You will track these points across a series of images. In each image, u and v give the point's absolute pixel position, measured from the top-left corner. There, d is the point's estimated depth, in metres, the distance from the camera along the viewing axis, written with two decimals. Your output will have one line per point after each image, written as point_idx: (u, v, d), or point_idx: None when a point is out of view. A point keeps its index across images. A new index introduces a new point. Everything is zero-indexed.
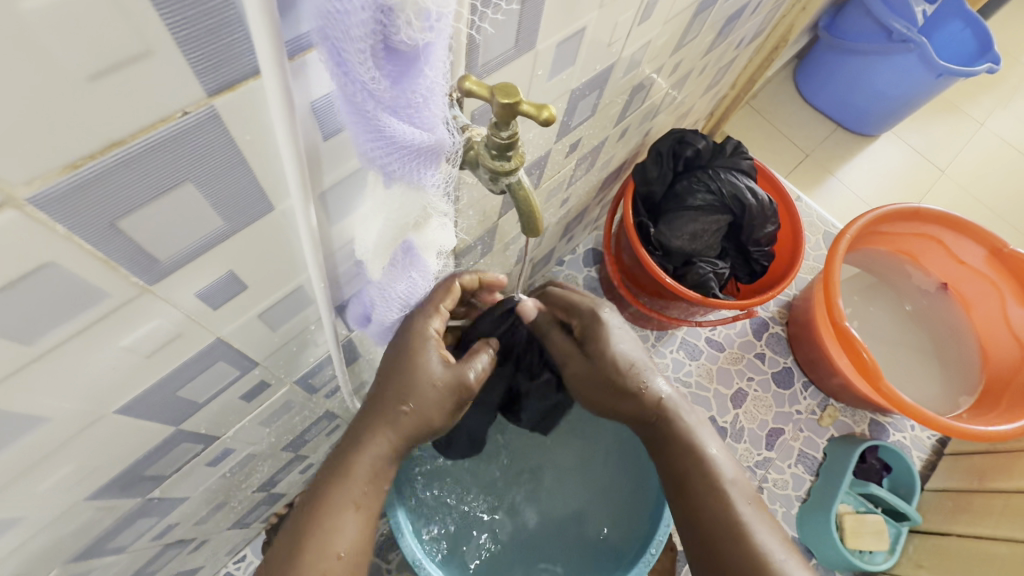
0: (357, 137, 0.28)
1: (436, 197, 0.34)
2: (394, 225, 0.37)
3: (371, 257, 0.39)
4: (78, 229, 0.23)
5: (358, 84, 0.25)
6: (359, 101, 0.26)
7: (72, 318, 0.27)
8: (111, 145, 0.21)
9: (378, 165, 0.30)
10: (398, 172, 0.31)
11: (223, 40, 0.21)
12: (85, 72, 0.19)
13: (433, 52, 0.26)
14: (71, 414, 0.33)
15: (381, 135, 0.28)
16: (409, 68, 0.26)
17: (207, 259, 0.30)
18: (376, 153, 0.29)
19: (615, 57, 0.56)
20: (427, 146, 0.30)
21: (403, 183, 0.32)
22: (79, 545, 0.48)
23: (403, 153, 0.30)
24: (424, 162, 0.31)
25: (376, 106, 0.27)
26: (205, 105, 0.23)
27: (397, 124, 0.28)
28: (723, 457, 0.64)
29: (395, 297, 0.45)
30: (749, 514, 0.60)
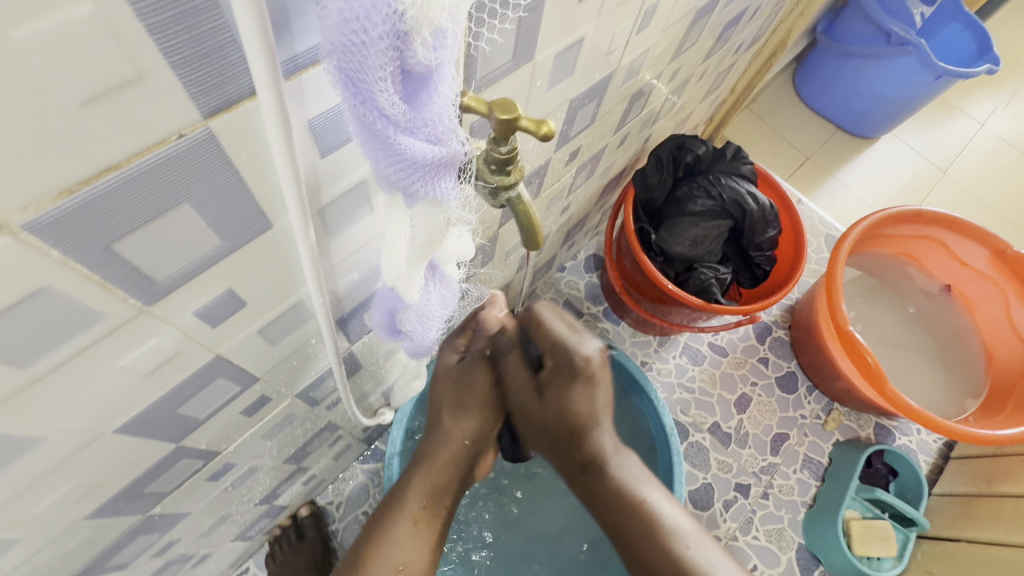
0: (377, 162, 0.28)
1: (456, 209, 0.32)
2: (421, 242, 0.34)
3: (403, 281, 0.38)
4: (73, 254, 0.23)
5: (376, 110, 0.25)
6: (377, 127, 0.25)
7: (69, 340, 0.26)
8: (106, 169, 0.21)
9: (399, 188, 0.29)
10: (421, 193, 0.30)
11: (217, 62, 0.21)
12: (78, 98, 0.19)
13: (445, 70, 0.26)
14: (69, 434, 0.32)
15: (400, 156, 0.27)
16: (423, 87, 0.26)
17: (205, 277, 0.30)
18: (397, 178, 0.29)
19: (615, 65, 0.56)
20: (448, 161, 0.29)
21: (427, 204, 0.31)
22: (81, 562, 0.48)
23: (424, 172, 0.29)
24: (445, 179, 0.30)
25: (394, 129, 0.26)
26: (202, 127, 0.23)
27: (415, 144, 0.27)
28: (669, 504, 0.65)
29: (430, 318, 0.45)
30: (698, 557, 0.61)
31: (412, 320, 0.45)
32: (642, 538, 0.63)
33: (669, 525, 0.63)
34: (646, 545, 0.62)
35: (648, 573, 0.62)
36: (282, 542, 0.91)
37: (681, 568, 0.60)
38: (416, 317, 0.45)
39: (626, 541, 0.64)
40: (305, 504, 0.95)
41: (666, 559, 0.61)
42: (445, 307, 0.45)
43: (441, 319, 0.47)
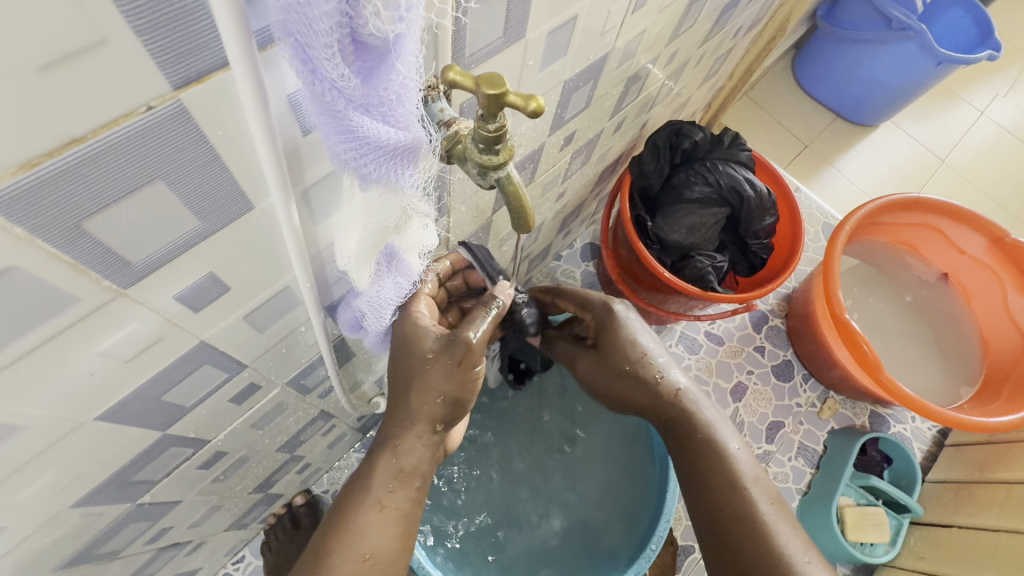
0: (328, 137, 0.27)
1: (415, 198, 0.32)
2: (375, 229, 0.34)
3: (353, 268, 0.37)
4: (40, 232, 0.22)
5: (326, 82, 0.24)
6: (327, 99, 0.24)
7: (40, 325, 0.25)
8: (71, 141, 0.20)
9: (352, 167, 0.29)
10: (374, 177, 0.29)
11: (185, 30, 0.20)
12: (33, 64, 0.18)
13: (406, 46, 0.25)
14: (48, 422, 0.32)
15: (353, 134, 0.26)
16: (382, 63, 0.25)
17: (186, 258, 0.29)
18: (349, 154, 0.28)
19: (609, 47, 0.55)
20: (408, 150, 0.29)
21: (381, 188, 0.30)
22: (71, 550, 0.47)
23: (379, 155, 0.28)
24: (404, 167, 0.30)
25: (347, 105, 0.25)
26: (172, 99, 0.22)
27: (369, 123, 0.26)
28: (745, 456, 0.57)
29: (383, 304, 0.45)
30: (772, 515, 0.54)
31: (366, 305, 0.44)
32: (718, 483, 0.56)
33: (744, 478, 0.56)
34: (720, 492, 0.56)
35: (716, 525, 0.55)
36: (277, 531, 0.91)
37: (753, 518, 0.53)
38: (370, 306, 0.44)
39: (696, 488, 0.58)
40: (300, 493, 0.95)
41: (738, 512, 0.54)
42: (398, 292, 0.44)
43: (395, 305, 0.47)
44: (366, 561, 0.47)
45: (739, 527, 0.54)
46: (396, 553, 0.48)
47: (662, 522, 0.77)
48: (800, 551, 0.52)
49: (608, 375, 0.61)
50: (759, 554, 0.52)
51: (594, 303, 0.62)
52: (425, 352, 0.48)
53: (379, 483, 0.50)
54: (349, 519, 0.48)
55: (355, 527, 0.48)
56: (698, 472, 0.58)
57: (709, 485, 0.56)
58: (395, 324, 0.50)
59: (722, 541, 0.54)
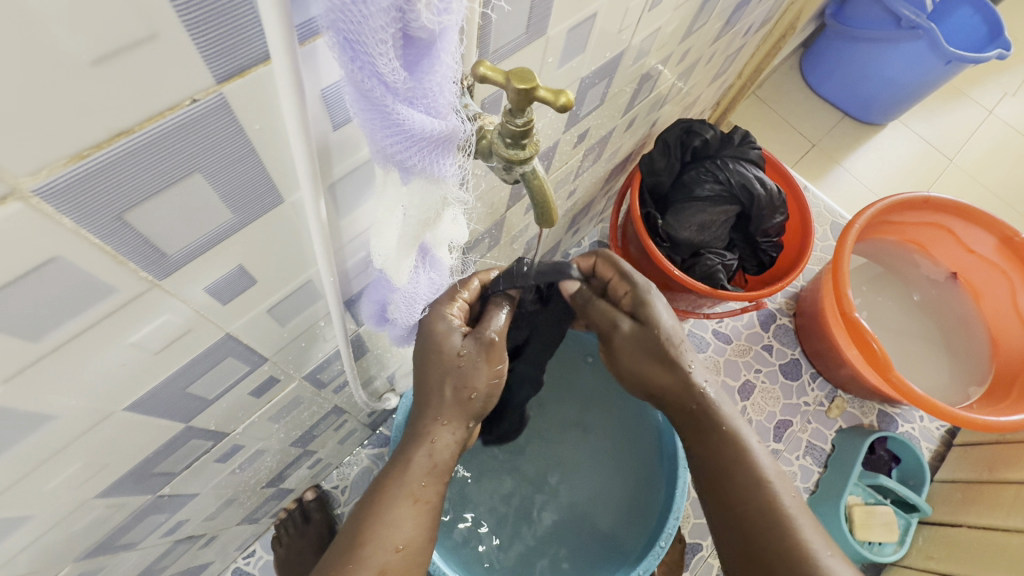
0: (373, 132, 0.27)
1: (455, 187, 0.32)
2: (415, 220, 0.34)
3: (392, 264, 0.38)
4: (85, 222, 0.22)
5: (374, 76, 0.24)
6: (374, 93, 0.25)
7: (78, 314, 0.26)
8: (118, 134, 0.21)
9: (395, 160, 0.29)
10: (416, 169, 0.30)
11: (232, 24, 0.20)
12: (88, 57, 0.18)
13: (448, 38, 0.25)
14: (80, 412, 0.32)
15: (398, 129, 0.27)
16: (425, 55, 0.26)
17: (217, 252, 0.30)
18: (393, 148, 0.28)
19: (625, 44, 0.55)
20: (448, 140, 0.29)
21: (424, 179, 0.31)
22: (91, 542, 0.48)
23: (422, 147, 0.28)
24: (444, 158, 0.30)
25: (392, 98, 0.26)
26: (215, 92, 0.22)
27: (414, 115, 0.27)
28: (765, 451, 0.58)
29: (416, 300, 0.46)
30: (795, 509, 0.54)
31: (401, 302, 0.45)
32: (734, 478, 0.56)
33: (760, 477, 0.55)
34: (735, 489, 0.56)
35: (729, 523, 0.55)
36: (288, 525, 0.92)
37: (776, 512, 0.53)
38: (403, 299, 0.45)
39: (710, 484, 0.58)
40: (310, 488, 0.96)
41: (761, 507, 0.54)
42: (432, 289, 0.46)
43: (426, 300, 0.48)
44: (398, 553, 0.47)
45: (762, 521, 0.53)
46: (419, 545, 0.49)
47: (671, 521, 0.77)
48: (823, 546, 0.52)
49: (648, 352, 0.61)
50: (783, 547, 0.52)
51: (634, 278, 0.62)
52: (455, 351, 0.52)
53: (395, 478, 0.50)
54: (366, 511, 0.49)
55: (372, 520, 0.48)
56: (711, 470, 0.58)
57: (723, 481, 0.56)
58: (424, 319, 0.53)
59: (742, 533, 0.55)
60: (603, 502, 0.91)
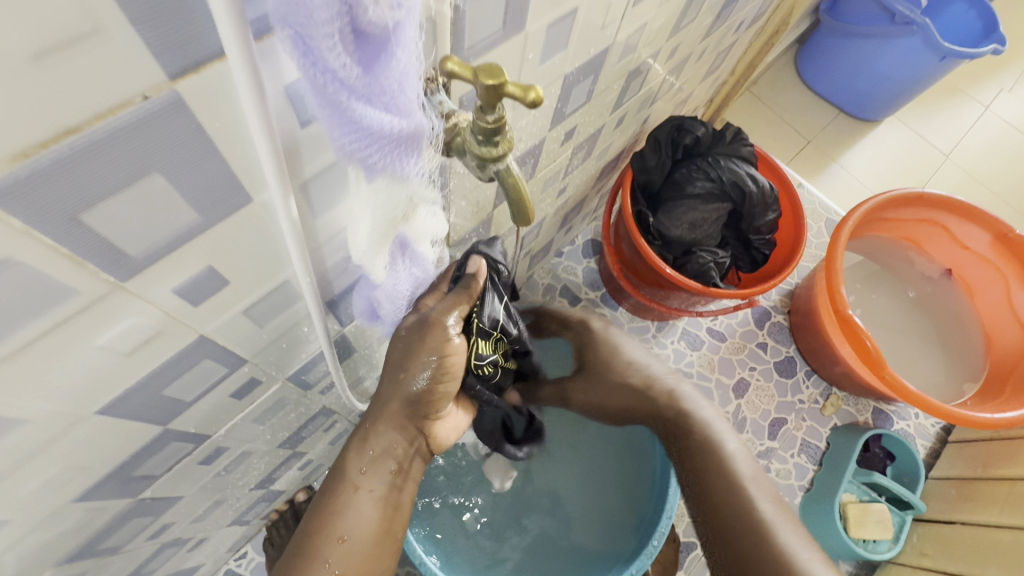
0: (333, 131, 0.27)
1: (420, 186, 0.33)
2: (382, 220, 0.34)
3: (367, 260, 0.37)
4: (36, 223, 0.22)
5: (328, 73, 0.23)
6: (331, 92, 0.24)
7: (37, 318, 0.25)
8: (66, 132, 0.20)
9: (357, 159, 0.28)
10: (379, 167, 0.29)
11: (181, 17, 0.20)
12: (27, 53, 0.18)
13: (404, 33, 0.25)
14: (50, 416, 0.32)
15: (356, 126, 0.26)
16: (382, 52, 0.25)
17: (184, 253, 0.29)
18: (354, 146, 0.27)
19: (610, 40, 0.54)
20: (410, 136, 0.29)
21: (387, 178, 0.31)
22: (72, 546, 0.47)
23: (384, 144, 0.28)
24: (406, 156, 0.30)
25: (349, 96, 0.25)
26: (167, 89, 0.22)
27: (373, 113, 0.26)
28: (743, 454, 0.65)
29: (398, 296, 0.45)
30: (772, 513, 0.61)
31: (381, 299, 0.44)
32: None
33: None
34: None
35: None
36: (279, 527, 0.92)
37: None
38: (384, 297, 0.44)
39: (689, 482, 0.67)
40: (302, 489, 0.95)
41: (741, 507, 0.61)
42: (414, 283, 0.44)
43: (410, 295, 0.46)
44: (344, 541, 0.49)
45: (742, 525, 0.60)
46: (374, 536, 0.51)
47: (663, 518, 0.76)
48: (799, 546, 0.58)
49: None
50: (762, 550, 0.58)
51: None
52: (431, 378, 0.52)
53: None
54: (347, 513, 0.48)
55: None
56: None
57: None
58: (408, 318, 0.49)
59: (720, 531, 0.62)
60: (596, 504, 0.90)
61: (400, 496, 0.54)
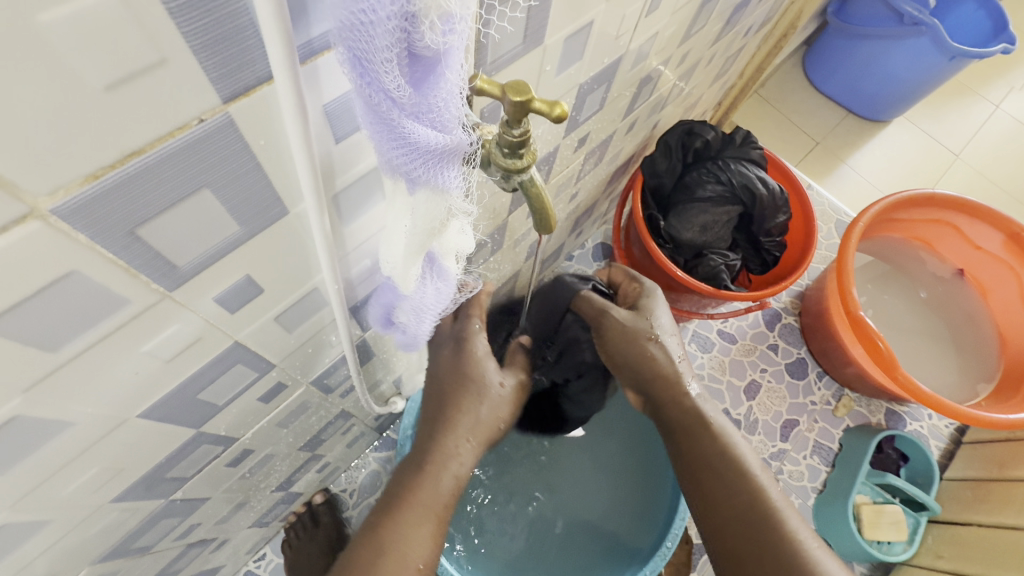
0: (380, 144, 0.28)
1: (459, 198, 0.33)
2: (417, 233, 0.35)
3: (399, 273, 0.39)
4: (98, 238, 0.23)
5: (381, 91, 0.25)
6: (382, 108, 0.26)
7: (93, 325, 0.27)
8: (130, 154, 0.22)
9: (402, 171, 0.30)
10: (423, 180, 0.30)
11: (237, 45, 0.21)
12: (101, 82, 0.19)
13: (454, 57, 0.26)
14: (97, 419, 0.33)
15: (404, 141, 0.28)
16: (431, 73, 0.26)
17: (225, 263, 0.31)
18: (400, 160, 0.29)
19: (623, 50, 0.56)
20: (452, 151, 0.30)
21: (429, 190, 0.31)
22: (106, 546, 0.49)
23: (427, 159, 0.29)
24: (449, 169, 0.30)
25: (399, 113, 0.26)
26: (220, 112, 0.23)
27: (420, 130, 0.27)
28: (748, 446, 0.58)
29: (423, 311, 0.47)
30: (781, 503, 0.55)
31: (409, 310, 0.46)
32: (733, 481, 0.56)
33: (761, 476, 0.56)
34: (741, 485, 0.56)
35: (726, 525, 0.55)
36: (298, 529, 0.94)
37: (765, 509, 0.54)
38: (412, 309, 0.46)
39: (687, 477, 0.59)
40: (319, 492, 0.97)
41: (750, 494, 0.54)
42: (439, 300, 0.45)
43: (436, 312, 0.48)
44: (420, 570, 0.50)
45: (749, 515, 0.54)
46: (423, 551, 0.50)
47: (678, 521, 0.78)
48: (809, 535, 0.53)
49: (639, 333, 0.59)
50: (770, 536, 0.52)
51: (642, 280, 0.65)
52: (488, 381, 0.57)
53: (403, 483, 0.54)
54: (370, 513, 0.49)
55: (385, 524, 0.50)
56: None
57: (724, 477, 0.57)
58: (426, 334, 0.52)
59: (726, 526, 0.55)
60: (612, 501, 0.91)
61: (436, 504, 0.52)
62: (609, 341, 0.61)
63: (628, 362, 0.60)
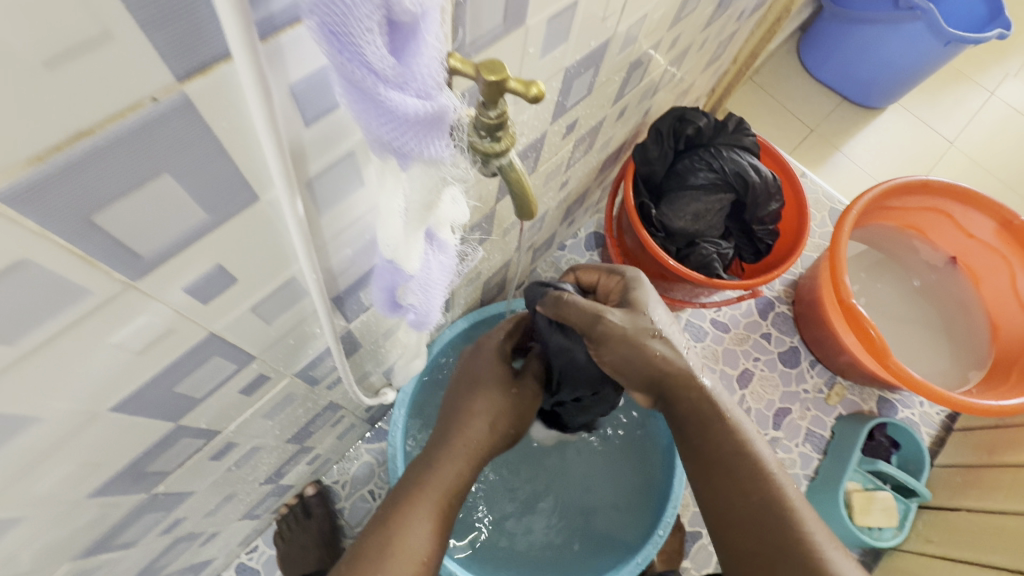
0: (366, 123, 0.26)
1: (453, 167, 0.31)
2: (417, 203, 0.33)
3: (402, 250, 0.37)
4: (50, 224, 0.22)
5: (363, 64, 0.23)
6: (365, 83, 0.24)
7: (53, 317, 0.26)
8: (78, 135, 0.20)
9: (391, 148, 0.28)
10: (415, 153, 0.28)
11: (189, 19, 0.20)
12: (40, 57, 0.18)
13: (429, 19, 0.25)
14: (66, 413, 0.32)
15: (391, 115, 0.26)
16: (408, 39, 0.25)
17: (193, 252, 0.30)
18: (388, 136, 0.27)
19: (611, 32, 0.54)
20: (440, 119, 0.28)
21: (422, 162, 0.29)
22: (87, 541, 0.48)
23: (417, 131, 0.27)
24: (437, 139, 0.29)
25: (384, 85, 0.25)
26: (175, 91, 0.22)
27: (407, 100, 0.26)
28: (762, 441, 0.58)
29: (432, 293, 0.45)
30: (799, 503, 0.54)
31: (416, 296, 0.44)
32: (723, 469, 0.56)
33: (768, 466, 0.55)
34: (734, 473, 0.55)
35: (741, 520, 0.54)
36: (289, 521, 0.93)
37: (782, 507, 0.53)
38: (419, 290, 0.43)
39: (697, 477, 0.58)
40: (311, 484, 0.97)
41: (766, 501, 0.54)
42: (443, 275, 0.44)
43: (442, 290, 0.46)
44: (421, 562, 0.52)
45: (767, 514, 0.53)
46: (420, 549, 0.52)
47: (670, 508, 0.77)
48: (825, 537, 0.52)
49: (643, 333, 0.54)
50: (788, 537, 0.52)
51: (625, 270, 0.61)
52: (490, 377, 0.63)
53: None
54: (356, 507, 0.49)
55: None
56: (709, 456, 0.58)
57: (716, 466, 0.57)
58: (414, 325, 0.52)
59: (740, 530, 0.54)
60: (611, 485, 0.92)
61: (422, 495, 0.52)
62: (611, 349, 0.54)
63: (633, 368, 0.55)
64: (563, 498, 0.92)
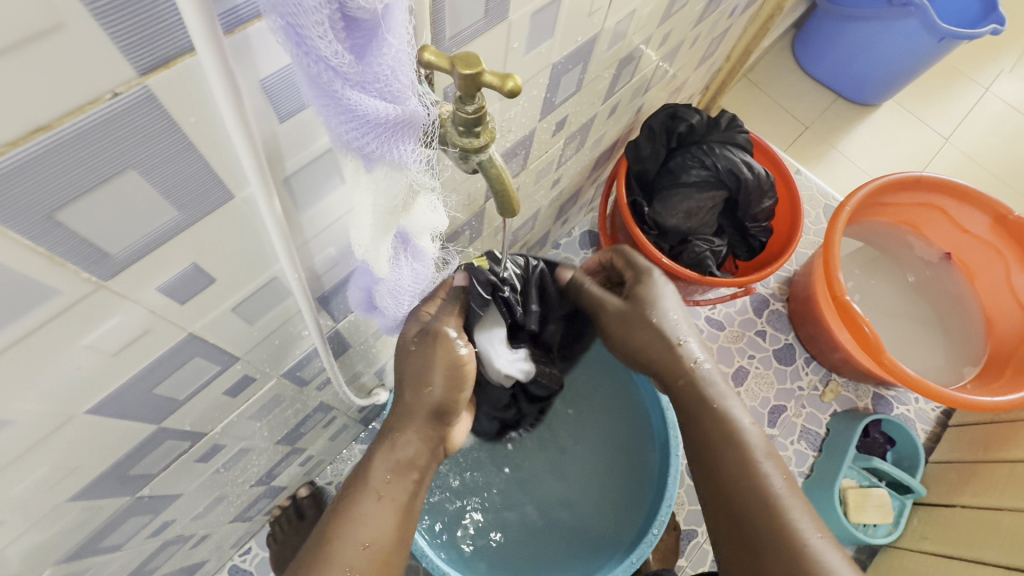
0: (328, 120, 0.26)
1: (420, 172, 0.31)
2: (384, 210, 0.33)
3: (371, 253, 0.37)
4: (11, 223, 0.22)
5: (320, 61, 0.23)
6: (324, 79, 0.24)
7: (20, 318, 0.25)
8: (35, 131, 0.20)
9: (354, 147, 0.28)
10: (378, 155, 0.29)
11: (148, 11, 0.20)
12: None
13: (395, 17, 0.24)
14: (39, 415, 0.32)
15: (352, 113, 0.26)
16: (372, 38, 0.25)
17: (167, 251, 0.29)
18: (350, 135, 0.27)
19: (598, 27, 0.54)
20: (407, 122, 0.28)
21: (387, 167, 0.29)
22: (71, 545, 0.48)
23: (380, 131, 0.27)
24: (405, 142, 0.29)
25: (343, 83, 0.25)
26: (138, 85, 0.21)
27: (367, 100, 0.26)
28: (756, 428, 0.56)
29: (403, 292, 0.45)
30: (785, 491, 0.52)
31: (386, 294, 0.44)
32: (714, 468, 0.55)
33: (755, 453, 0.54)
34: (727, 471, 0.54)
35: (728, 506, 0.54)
36: (282, 523, 0.93)
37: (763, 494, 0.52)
38: (391, 292, 0.44)
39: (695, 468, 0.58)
40: (304, 485, 0.96)
41: (749, 488, 0.53)
42: (417, 280, 0.44)
43: (416, 292, 0.46)
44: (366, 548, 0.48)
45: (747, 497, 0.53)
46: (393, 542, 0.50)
47: (664, 507, 0.77)
48: (811, 526, 0.50)
49: (635, 323, 0.61)
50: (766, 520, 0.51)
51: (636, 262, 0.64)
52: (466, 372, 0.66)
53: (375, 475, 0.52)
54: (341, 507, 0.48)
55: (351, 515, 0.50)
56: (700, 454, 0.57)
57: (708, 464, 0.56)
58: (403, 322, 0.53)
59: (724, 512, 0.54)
60: (605, 483, 0.91)
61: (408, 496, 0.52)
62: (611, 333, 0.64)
63: (630, 352, 0.63)
64: (558, 496, 0.92)
